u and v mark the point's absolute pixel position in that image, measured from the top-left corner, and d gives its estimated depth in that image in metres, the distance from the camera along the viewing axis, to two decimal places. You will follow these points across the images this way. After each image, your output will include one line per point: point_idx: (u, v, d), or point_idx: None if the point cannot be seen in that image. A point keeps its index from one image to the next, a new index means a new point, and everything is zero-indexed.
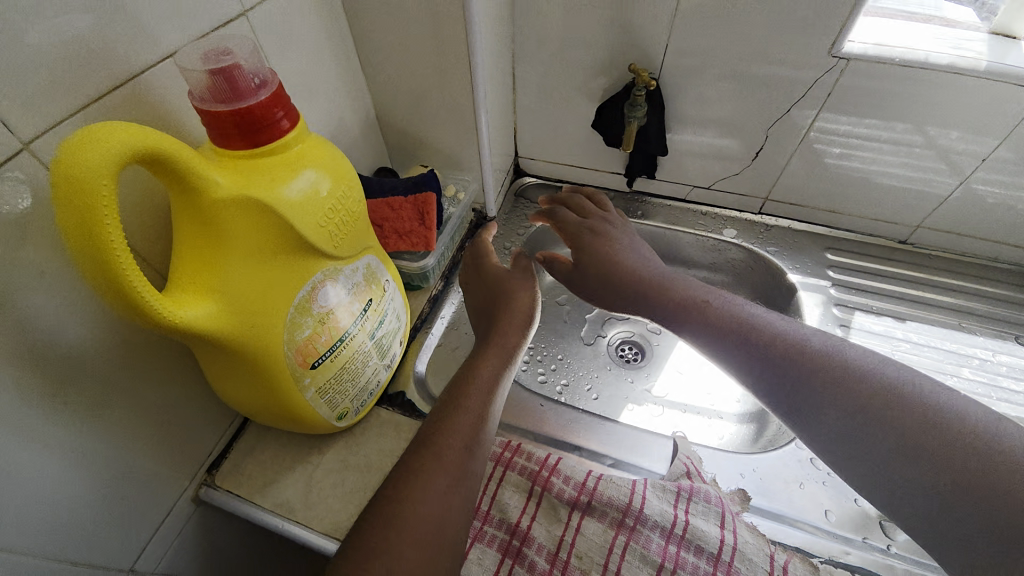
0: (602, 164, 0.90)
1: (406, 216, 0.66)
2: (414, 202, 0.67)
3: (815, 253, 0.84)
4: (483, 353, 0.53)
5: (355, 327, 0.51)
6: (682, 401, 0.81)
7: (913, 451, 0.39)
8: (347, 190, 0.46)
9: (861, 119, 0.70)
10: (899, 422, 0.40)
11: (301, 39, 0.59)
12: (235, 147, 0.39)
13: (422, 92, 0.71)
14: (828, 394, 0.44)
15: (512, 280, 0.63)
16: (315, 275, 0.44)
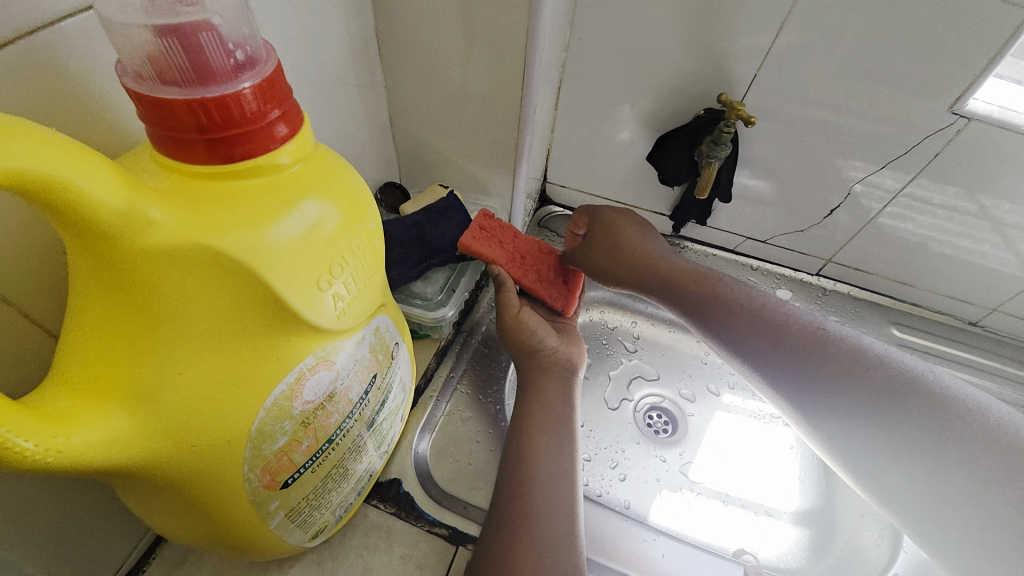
0: (645, 203, 0.77)
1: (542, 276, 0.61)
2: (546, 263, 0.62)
3: (880, 327, 0.74)
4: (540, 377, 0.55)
5: (350, 419, 0.36)
6: (722, 488, 0.68)
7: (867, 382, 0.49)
8: (366, 232, 0.31)
9: (964, 188, 0.60)
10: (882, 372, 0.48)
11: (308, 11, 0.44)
12: (193, 162, 0.24)
13: (453, 97, 0.57)
14: (813, 347, 0.51)
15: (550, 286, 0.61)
16: (303, 362, 0.29)
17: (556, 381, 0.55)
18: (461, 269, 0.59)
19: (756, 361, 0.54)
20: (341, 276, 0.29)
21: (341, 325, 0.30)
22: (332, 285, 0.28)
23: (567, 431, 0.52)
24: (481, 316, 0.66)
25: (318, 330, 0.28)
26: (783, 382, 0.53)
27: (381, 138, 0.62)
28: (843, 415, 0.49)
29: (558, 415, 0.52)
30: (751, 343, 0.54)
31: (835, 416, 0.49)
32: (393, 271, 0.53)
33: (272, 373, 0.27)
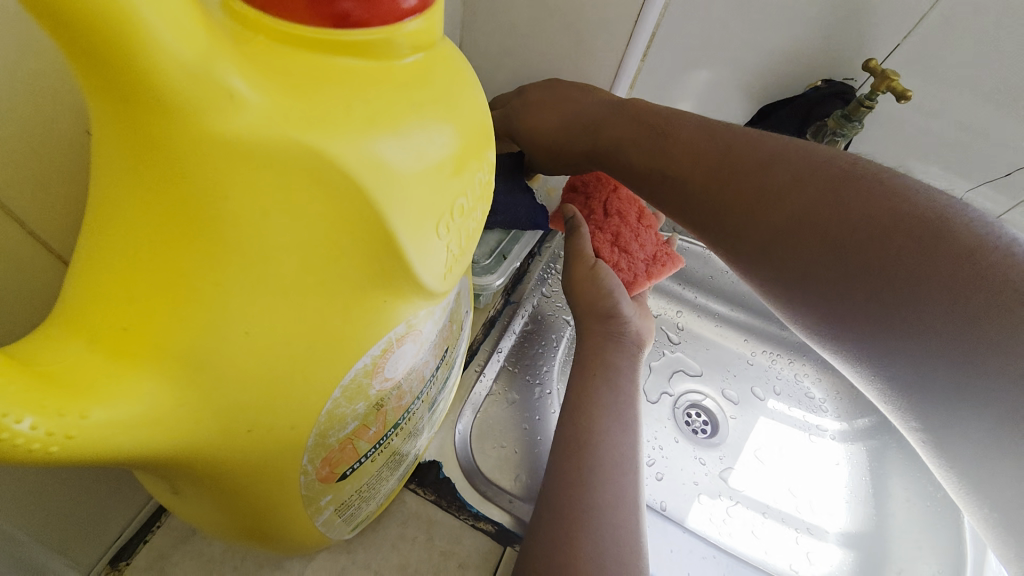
0: None
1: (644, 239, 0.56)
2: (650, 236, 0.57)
3: None
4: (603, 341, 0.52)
5: (418, 400, 0.29)
6: (763, 500, 0.64)
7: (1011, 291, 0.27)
8: (486, 167, 0.23)
9: None
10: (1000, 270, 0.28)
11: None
12: (287, 19, 0.16)
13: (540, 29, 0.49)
14: (894, 215, 0.31)
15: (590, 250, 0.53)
16: (394, 330, 0.21)
17: (624, 355, 0.52)
18: (515, 235, 0.51)
19: (854, 335, 0.33)
20: (458, 220, 0.21)
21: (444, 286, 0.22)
22: (449, 231, 0.20)
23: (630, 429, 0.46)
24: (531, 287, 0.59)
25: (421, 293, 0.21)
26: (883, 373, 0.33)
27: None
28: (933, 404, 0.31)
29: (627, 391, 0.48)
30: (933, 298, 0.29)
31: (957, 421, 0.30)
32: None
33: (358, 343, 0.20)
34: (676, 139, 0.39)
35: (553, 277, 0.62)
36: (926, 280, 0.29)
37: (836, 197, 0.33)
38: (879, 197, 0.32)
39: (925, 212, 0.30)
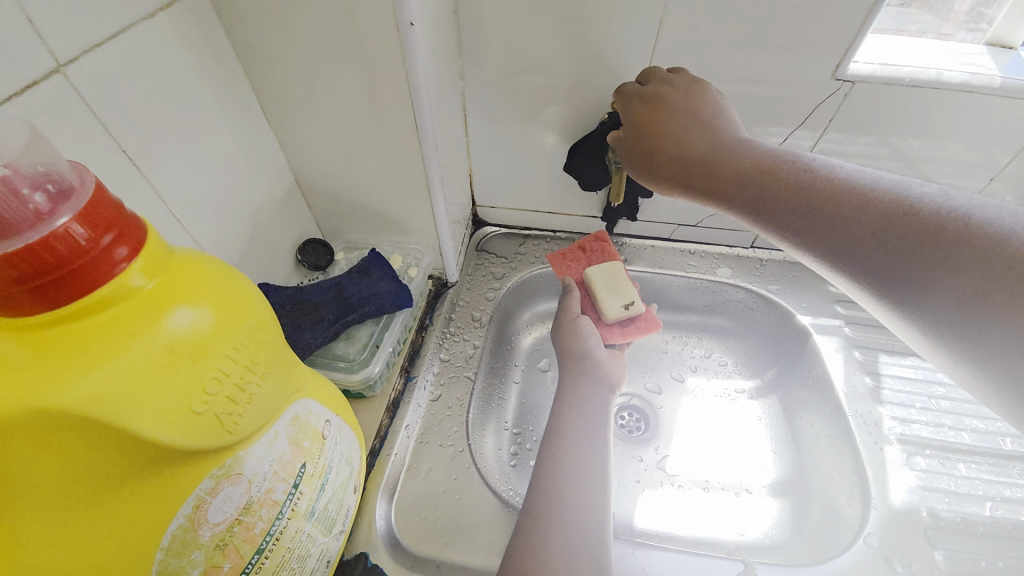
0: (575, 208, 0.77)
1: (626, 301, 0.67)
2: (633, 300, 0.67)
3: (818, 286, 0.76)
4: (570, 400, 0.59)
5: (283, 517, 0.34)
6: (701, 476, 0.68)
7: (911, 255, 0.33)
8: (248, 333, 0.29)
9: (865, 141, 0.62)
10: (917, 237, 0.33)
11: (160, 96, 0.41)
12: (25, 314, 0.22)
13: (351, 148, 0.55)
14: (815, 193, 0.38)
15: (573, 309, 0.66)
16: (197, 490, 0.27)
17: (571, 408, 0.58)
18: (386, 322, 0.57)
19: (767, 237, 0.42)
20: (223, 392, 0.27)
21: (236, 438, 0.28)
22: (214, 404, 0.26)
23: (544, 461, 0.52)
24: (429, 358, 0.65)
25: (207, 454, 0.27)
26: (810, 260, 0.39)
27: (291, 200, 0.60)
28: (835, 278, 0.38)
29: (589, 412, 0.58)
30: (945, 273, 0.32)
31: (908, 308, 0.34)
32: (308, 334, 0.51)
33: (163, 507, 0.26)
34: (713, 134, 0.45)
35: (451, 340, 0.68)
36: (787, 228, 0.40)
37: (765, 199, 0.41)
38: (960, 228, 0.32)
39: (931, 225, 0.33)
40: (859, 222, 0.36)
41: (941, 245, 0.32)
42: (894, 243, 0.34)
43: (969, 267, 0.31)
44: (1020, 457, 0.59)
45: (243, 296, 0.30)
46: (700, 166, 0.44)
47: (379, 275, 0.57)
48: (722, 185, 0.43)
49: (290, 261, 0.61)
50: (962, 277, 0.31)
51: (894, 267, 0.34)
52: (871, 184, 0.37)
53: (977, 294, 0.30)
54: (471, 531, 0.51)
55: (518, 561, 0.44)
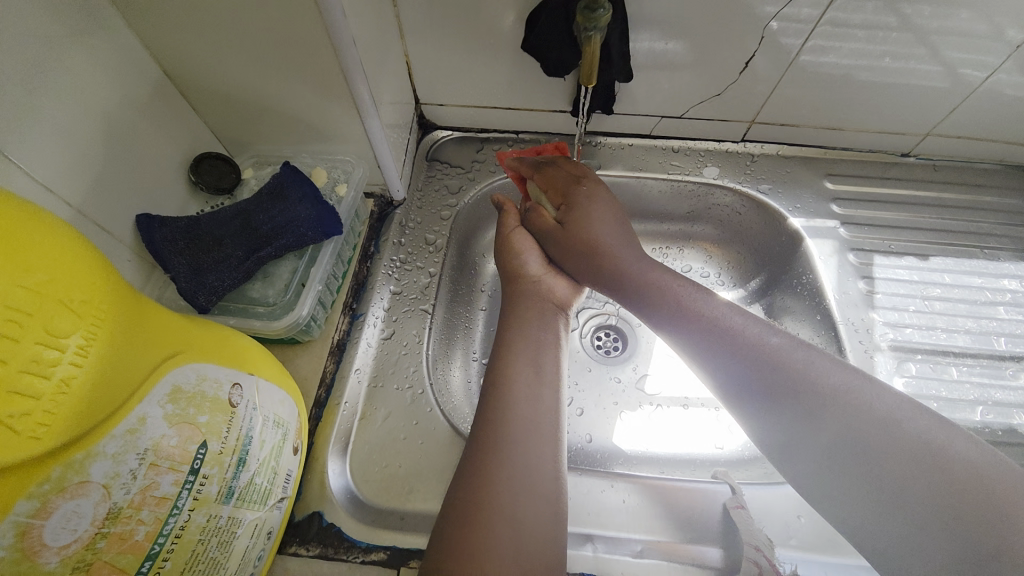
0: (540, 103, 0.64)
1: (600, 203, 0.55)
2: (607, 204, 0.56)
3: (814, 183, 0.68)
4: (524, 326, 0.52)
5: (182, 509, 0.27)
6: (680, 393, 0.66)
7: (782, 394, 0.39)
8: (33, 295, 0.20)
9: (890, 1, 0.50)
10: (787, 402, 0.39)
11: None
12: None
13: (230, 23, 0.41)
14: (719, 353, 0.43)
15: (519, 235, 0.59)
16: (11, 515, 0.20)
17: (529, 339, 0.51)
18: (313, 255, 0.47)
19: (692, 356, 0.45)
20: (3, 387, 0.19)
21: (53, 441, 0.21)
22: None
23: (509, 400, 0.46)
24: (377, 291, 0.56)
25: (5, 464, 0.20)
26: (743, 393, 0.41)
27: (169, 103, 0.46)
28: (752, 403, 0.41)
29: (537, 339, 0.51)
30: (810, 440, 0.38)
31: (802, 441, 0.38)
32: (211, 275, 0.41)
33: None
34: (614, 254, 0.52)
35: (402, 269, 0.59)
36: (762, 388, 0.40)
37: (713, 355, 0.44)
38: (835, 410, 0.37)
39: (807, 396, 0.38)
40: (755, 375, 0.41)
41: (814, 412, 0.38)
42: (765, 388, 0.40)
43: (813, 422, 0.38)
44: (1006, 357, 0.58)
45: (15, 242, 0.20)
46: (599, 256, 0.53)
47: (297, 197, 0.46)
48: (630, 305, 0.51)
49: (185, 186, 0.49)
50: (819, 437, 0.37)
51: (807, 414, 0.38)
52: (798, 360, 0.40)
53: (820, 422, 0.37)
54: (436, 478, 0.46)
55: (463, 508, 0.40)
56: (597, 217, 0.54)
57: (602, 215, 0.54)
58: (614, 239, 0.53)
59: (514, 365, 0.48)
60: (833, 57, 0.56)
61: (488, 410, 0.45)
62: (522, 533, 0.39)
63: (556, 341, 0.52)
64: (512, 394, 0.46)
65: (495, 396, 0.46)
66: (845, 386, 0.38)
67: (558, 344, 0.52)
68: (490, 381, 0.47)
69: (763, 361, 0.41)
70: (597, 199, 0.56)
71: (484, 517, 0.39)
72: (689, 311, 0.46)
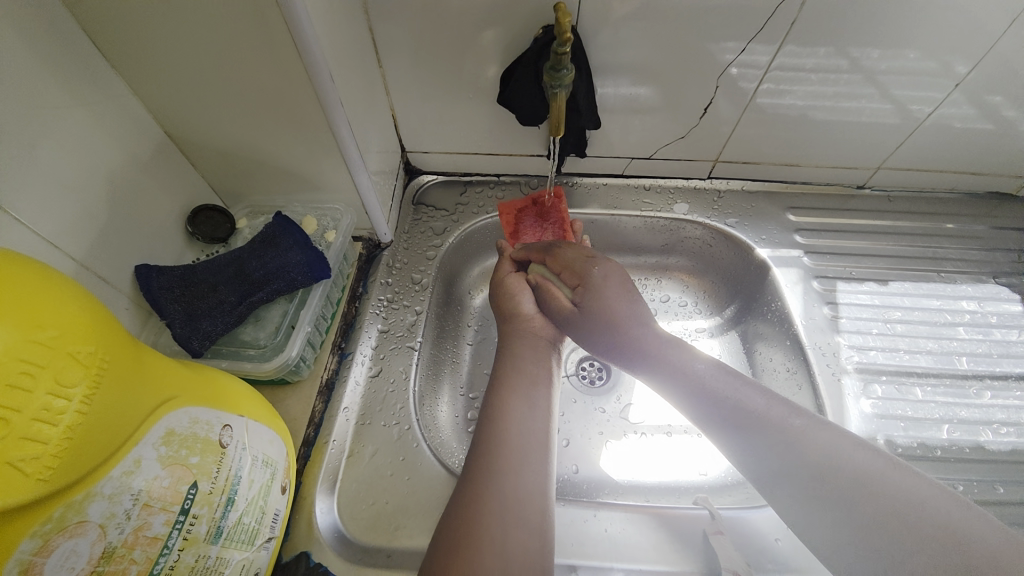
0: (518, 148, 0.69)
1: (612, 280, 0.58)
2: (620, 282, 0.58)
3: (778, 215, 0.72)
4: (520, 364, 0.54)
5: (172, 549, 0.29)
6: (663, 421, 0.67)
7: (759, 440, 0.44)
8: (45, 348, 0.22)
9: (829, 50, 0.55)
10: (759, 441, 0.44)
11: None
12: None
13: (229, 88, 0.45)
14: (709, 407, 0.47)
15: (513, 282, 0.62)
16: (16, 555, 0.22)
17: (524, 373, 0.53)
18: (303, 298, 0.49)
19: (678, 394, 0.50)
20: (15, 434, 0.21)
21: (56, 483, 0.23)
22: (1, 448, 0.20)
23: (497, 430, 0.48)
24: (365, 330, 0.58)
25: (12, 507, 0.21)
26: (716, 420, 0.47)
27: (168, 160, 0.50)
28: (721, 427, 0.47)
29: (532, 374, 0.54)
30: (766, 465, 0.43)
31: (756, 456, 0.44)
32: (204, 321, 0.44)
33: None
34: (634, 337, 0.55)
35: (389, 308, 0.61)
36: (732, 418, 0.46)
37: (705, 411, 0.48)
38: (791, 446, 0.42)
39: (767, 425, 0.44)
40: (737, 426, 0.45)
41: (781, 451, 0.42)
42: (731, 418, 0.46)
43: (779, 462, 0.42)
44: (968, 376, 0.61)
45: (31, 300, 0.23)
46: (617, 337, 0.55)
47: (288, 244, 0.49)
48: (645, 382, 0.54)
49: (181, 236, 0.52)
50: (777, 467, 0.42)
51: (772, 452, 0.43)
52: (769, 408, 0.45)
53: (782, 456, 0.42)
54: (423, 513, 0.47)
55: (454, 530, 0.42)
56: (610, 297, 0.57)
57: (618, 297, 0.57)
58: (631, 326, 0.56)
59: (502, 393, 0.51)
60: (785, 100, 0.61)
61: (484, 442, 0.47)
62: (508, 555, 0.41)
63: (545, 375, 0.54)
64: (510, 426, 0.48)
65: (494, 427, 0.48)
66: (827, 448, 0.40)
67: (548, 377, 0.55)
68: (488, 414, 0.50)
69: (750, 418, 0.45)
70: (609, 281, 0.57)
71: (470, 548, 0.40)
72: (701, 386, 0.49)
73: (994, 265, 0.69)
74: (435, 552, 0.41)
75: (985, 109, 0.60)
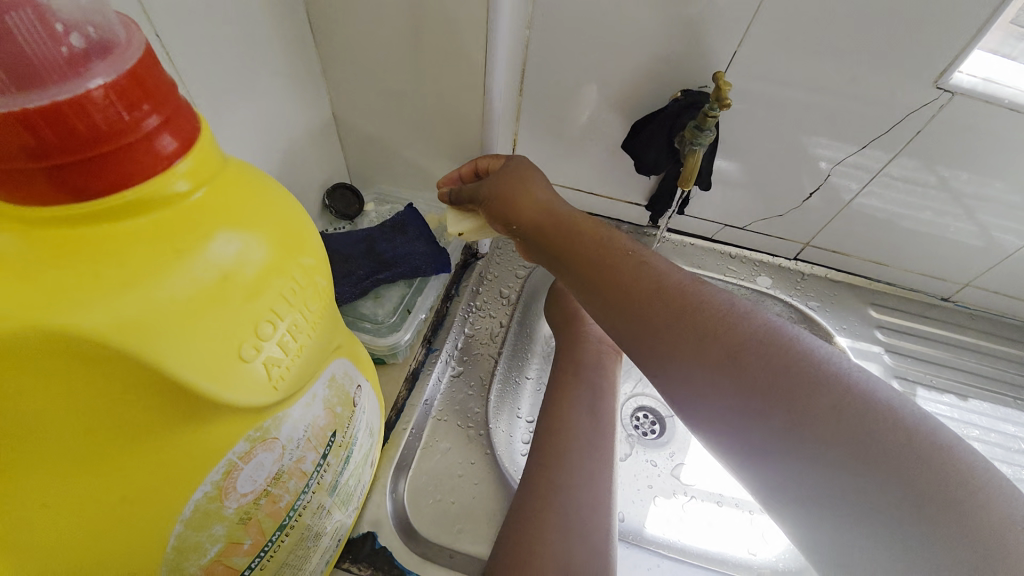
0: (620, 195, 0.72)
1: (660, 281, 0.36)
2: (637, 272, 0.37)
3: (858, 309, 0.73)
4: (572, 377, 0.55)
5: (309, 490, 0.30)
6: (715, 490, 0.66)
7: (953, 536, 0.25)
8: (304, 272, 0.25)
9: (946, 166, 0.58)
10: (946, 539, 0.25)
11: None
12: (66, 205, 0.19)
13: (403, 84, 0.49)
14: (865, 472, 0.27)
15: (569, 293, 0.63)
16: (233, 451, 0.23)
17: (586, 384, 0.55)
18: (420, 286, 0.52)
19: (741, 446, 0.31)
20: (275, 339, 0.23)
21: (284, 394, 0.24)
22: (266, 349, 0.23)
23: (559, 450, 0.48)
24: (453, 330, 0.60)
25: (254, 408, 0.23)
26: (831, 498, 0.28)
27: (326, 137, 0.54)
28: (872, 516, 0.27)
29: (592, 383, 0.55)
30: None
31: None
32: (334, 288, 0.46)
33: (201, 466, 0.22)
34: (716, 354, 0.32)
35: (477, 315, 0.63)
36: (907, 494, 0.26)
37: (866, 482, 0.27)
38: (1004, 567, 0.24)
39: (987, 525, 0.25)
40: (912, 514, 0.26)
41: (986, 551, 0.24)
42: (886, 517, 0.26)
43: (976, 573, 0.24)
44: None
45: (302, 228, 0.26)
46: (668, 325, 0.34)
47: (415, 234, 0.52)
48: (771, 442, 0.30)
49: (315, 205, 0.56)
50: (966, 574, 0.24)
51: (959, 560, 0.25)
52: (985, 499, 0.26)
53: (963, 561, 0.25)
54: (486, 523, 0.47)
55: (517, 545, 0.42)
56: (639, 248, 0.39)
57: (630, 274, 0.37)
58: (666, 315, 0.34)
59: (569, 400, 0.53)
60: (889, 203, 0.63)
61: (544, 453, 0.48)
62: None
63: (607, 380, 0.57)
64: (571, 441, 0.49)
65: (556, 441, 0.49)
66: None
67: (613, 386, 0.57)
68: (547, 424, 0.51)
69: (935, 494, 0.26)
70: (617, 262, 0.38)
71: (533, 563, 0.41)
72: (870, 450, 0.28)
73: None
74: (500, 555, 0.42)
75: None
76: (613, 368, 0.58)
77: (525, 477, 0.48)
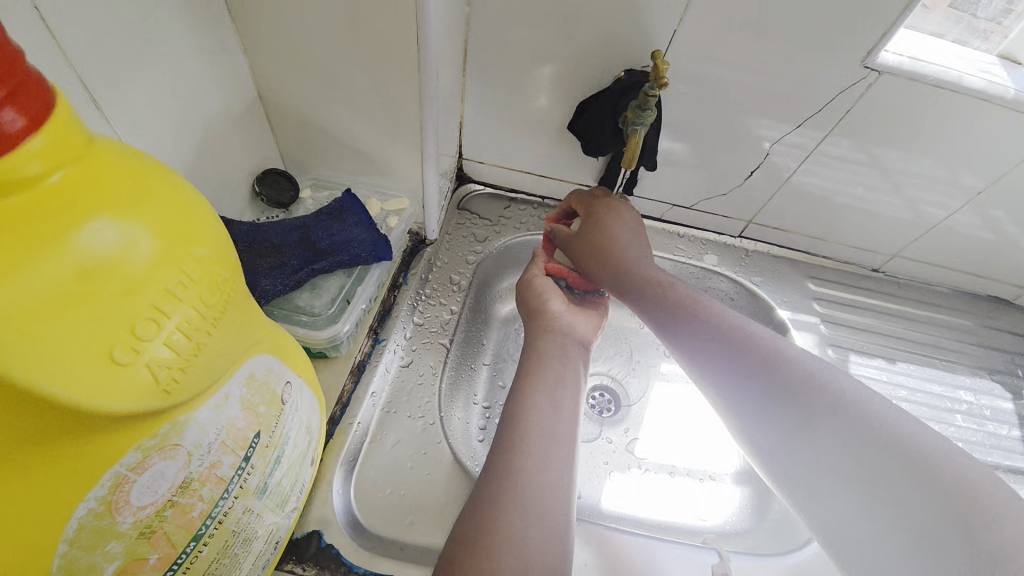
0: (569, 176, 0.72)
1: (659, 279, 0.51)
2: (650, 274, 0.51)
3: (799, 283, 0.76)
4: (538, 369, 0.54)
5: (229, 496, 0.28)
6: (668, 461, 0.68)
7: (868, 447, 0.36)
8: (197, 265, 0.23)
9: (875, 143, 0.60)
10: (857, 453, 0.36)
11: None
12: None
13: (331, 62, 0.46)
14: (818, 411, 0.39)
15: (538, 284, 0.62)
16: (119, 464, 0.22)
17: (551, 373, 0.54)
18: (360, 274, 0.49)
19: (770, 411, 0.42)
20: (161, 339, 0.22)
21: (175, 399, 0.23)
22: (149, 350, 0.21)
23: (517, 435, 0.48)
24: (400, 320, 0.58)
25: (141, 414, 0.22)
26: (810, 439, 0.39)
27: (251, 120, 0.50)
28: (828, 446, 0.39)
29: (557, 375, 0.54)
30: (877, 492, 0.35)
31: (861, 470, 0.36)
32: (264, 281, 0.44)
33: (80, 481, 0.21)
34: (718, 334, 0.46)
35: (426, 303, 0.62)
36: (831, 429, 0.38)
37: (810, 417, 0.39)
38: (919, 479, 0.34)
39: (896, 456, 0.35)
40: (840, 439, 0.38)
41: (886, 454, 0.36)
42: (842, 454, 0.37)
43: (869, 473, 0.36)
44: None
45: (194, 216, 0.24)
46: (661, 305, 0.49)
47: (353, 221, 0.49)
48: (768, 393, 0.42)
49: (244, 193, 0.52)
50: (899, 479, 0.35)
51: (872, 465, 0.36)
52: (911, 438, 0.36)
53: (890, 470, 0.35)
54: (438, 512, 0.47)
55: (472, 530, 0.41)
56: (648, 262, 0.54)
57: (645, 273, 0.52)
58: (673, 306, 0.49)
59: (529, 387, 0.52)
60: (824, 180, 0.66)
61: (505, 439, 0.48)
62: (529, 563, 0.40)
63: (573, 372, 0.56)
64: (530, 425, 0.49)
65: (515, 426, 0.49)
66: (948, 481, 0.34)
67: (576, 375, 0.56)
68: (510, 411, 0.50)
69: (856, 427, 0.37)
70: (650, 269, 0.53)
71: (489, 547, 0.40)
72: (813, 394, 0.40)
73: (989, 364, 0.73)
74: (458, 542, 0.41)
75: (1000, 221, 0.66)
76: (578, 361, 0.58)
77: (487, 465, 0.47)
